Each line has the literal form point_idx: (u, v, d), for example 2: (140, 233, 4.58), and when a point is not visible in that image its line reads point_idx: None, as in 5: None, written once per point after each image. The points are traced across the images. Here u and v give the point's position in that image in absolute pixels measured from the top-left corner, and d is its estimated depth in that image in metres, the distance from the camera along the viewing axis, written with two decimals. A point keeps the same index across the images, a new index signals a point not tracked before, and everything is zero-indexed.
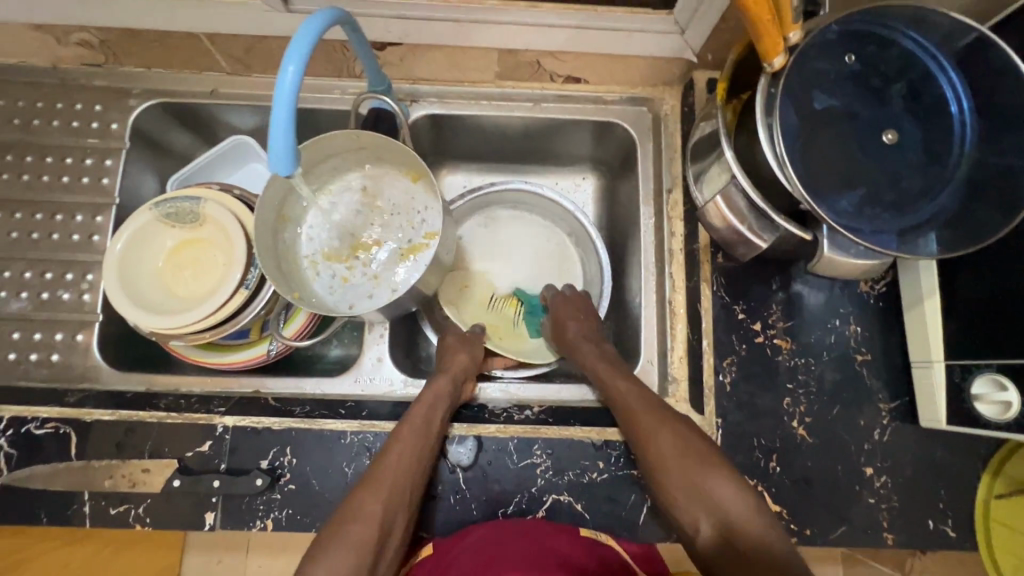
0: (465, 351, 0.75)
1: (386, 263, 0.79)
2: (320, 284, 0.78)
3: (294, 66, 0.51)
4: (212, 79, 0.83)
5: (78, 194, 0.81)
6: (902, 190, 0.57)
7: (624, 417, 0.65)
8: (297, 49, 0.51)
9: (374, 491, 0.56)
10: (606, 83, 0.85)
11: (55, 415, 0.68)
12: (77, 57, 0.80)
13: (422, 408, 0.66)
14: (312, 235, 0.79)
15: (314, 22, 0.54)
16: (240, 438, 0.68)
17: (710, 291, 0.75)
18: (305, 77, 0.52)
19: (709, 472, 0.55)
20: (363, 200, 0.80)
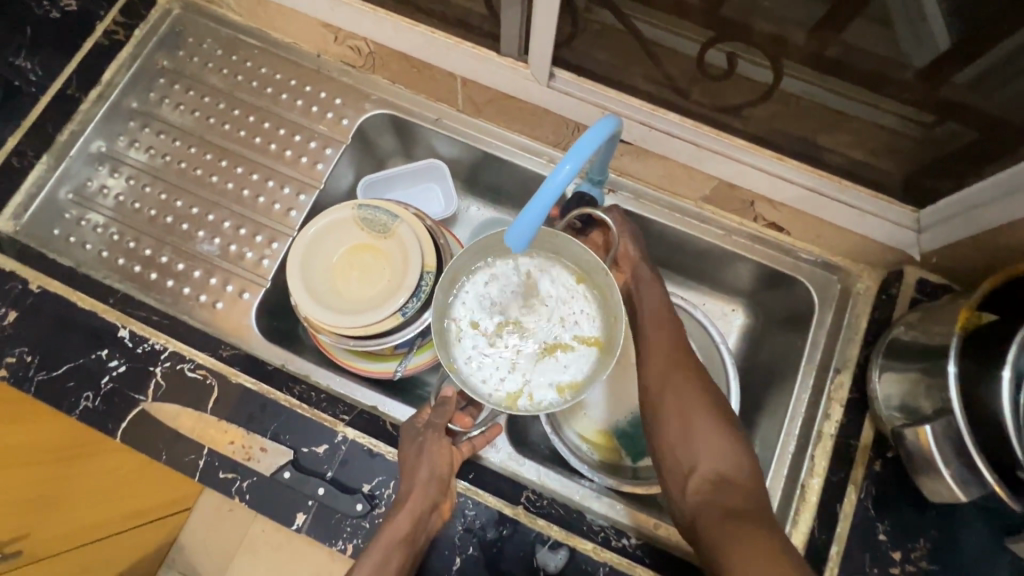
0: (436, 453, 0.65)
1: (530, 355, 0.73)
2: (459, 351, 0.72)
3: (573, 164, 0.54)
4: (441, 110, 0.89)
5: (292, 168, 0.87)
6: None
7: (654, 346, 0.72)
8: (580, 151, 0.54)
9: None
10: (807, 241, 0.82)
11: (209, 363, 0.72)
12: (341, 55, 0.88)
13: (376, 554, 0.58)
14: (465, 299, 0.74)
15: (601, 129, 0.56)
16: (354, 453, 0.69)
17: (856, 496, 0.70)
18: (574, 176, 0.54)
19: (719, 432, 0.65)
20: (524, 283, 0.74)
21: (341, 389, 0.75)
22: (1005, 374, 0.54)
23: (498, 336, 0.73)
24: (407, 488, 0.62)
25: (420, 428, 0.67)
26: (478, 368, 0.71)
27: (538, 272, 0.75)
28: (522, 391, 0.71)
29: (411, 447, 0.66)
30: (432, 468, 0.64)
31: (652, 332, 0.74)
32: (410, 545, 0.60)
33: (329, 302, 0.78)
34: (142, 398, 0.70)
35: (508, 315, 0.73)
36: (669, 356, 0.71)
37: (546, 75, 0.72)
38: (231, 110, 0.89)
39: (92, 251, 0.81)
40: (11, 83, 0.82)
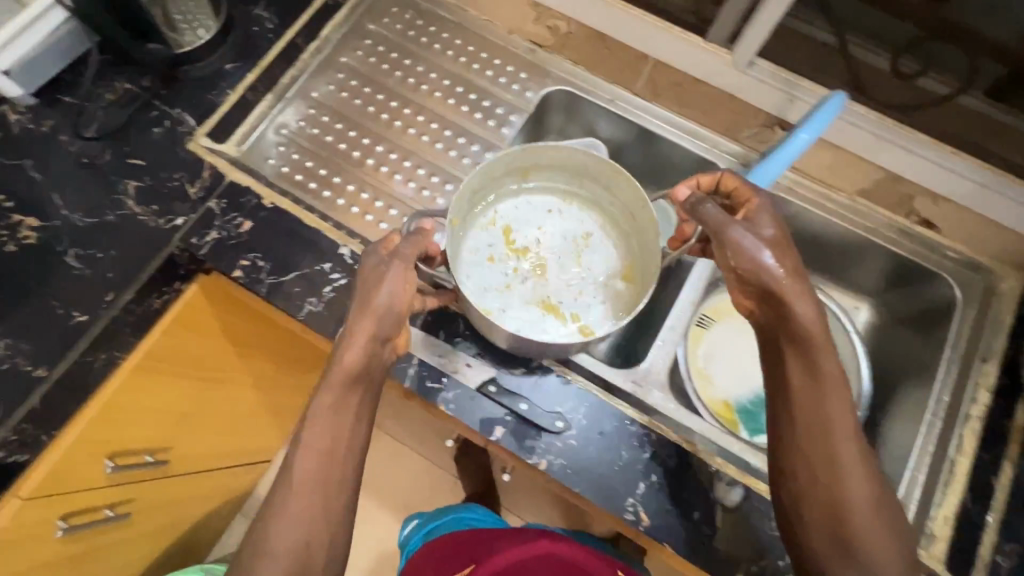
0: (386, 290, 0.63)
1: (519, 279, 0.84)
2: (477, 236, 0.86)
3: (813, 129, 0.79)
4: (614, 91, 0.95)
5: (480, 129, 0.96)
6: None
7: (805, 413, 0.64)
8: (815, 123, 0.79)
9: (290, 504, 0.62)
10: (955, 241, 0.89)
11: (418, 285, 0.80)
12: (534, 34, 0.97)
13: (333, 386, 0.63)
14: (514, 209, 0.88)
15: (834, 104, 0.79)
16: (548, 379, 0.76)
17: (1012, 473, 0.76)
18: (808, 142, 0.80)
19: (841, 463, 0.63)
20: (576, 244, 0.88)
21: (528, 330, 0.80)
22: None
23: (517, 253, 0.86)
24: (357, 326, 0.63)
25: (374, 266, 0.66)
26: (485, 261, 0.85)
27: (576, 241, 0.88)
28: (493, 307, 0.83)
29: (370, 277, 0.64)
30: (389, 302, 0.63)
31: (815, 412, 0.64)
32: (360, 376, 0.64)
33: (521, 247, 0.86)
34: None
35: (528, 247, 0.87)
36: (823, 437, 0.63)
37: (747, 61, 0.81)
38: (427, 73, 0.99)
39: (285, 172, 0.88)
40: (252, 27, 0.93)
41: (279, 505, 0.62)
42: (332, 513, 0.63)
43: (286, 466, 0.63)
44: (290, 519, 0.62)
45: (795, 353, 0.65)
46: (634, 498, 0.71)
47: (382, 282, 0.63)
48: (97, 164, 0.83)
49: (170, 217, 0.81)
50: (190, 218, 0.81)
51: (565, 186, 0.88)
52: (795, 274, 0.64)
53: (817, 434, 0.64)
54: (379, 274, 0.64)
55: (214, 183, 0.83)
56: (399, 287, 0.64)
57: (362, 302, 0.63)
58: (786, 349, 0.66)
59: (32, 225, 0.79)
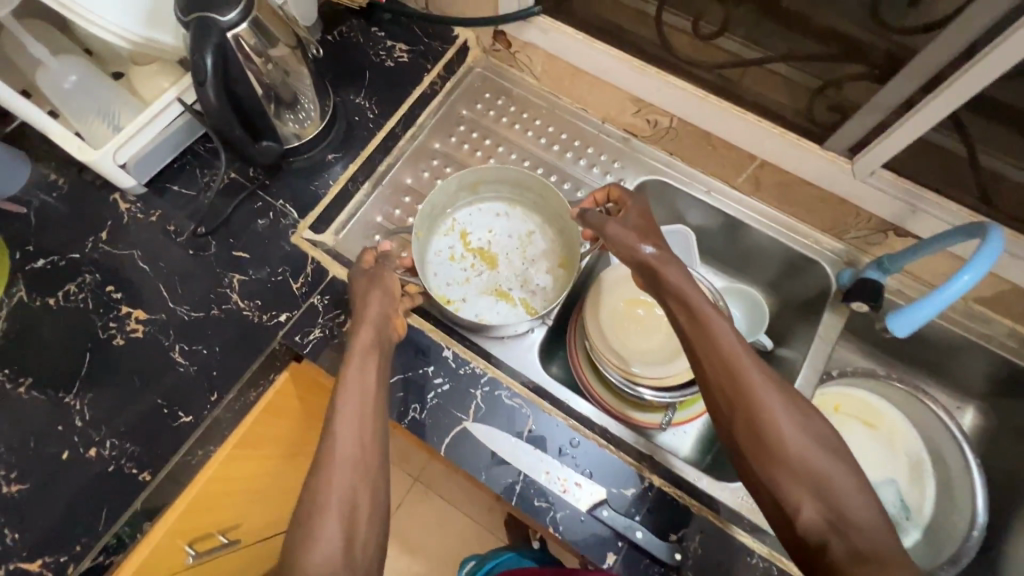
0: (375, 284, 0.74)
1: (463, 275, 0.89)
2: (434, 241, 0.90)
3: (968, 276, 0.68)
4: (710, 182, 0.94)
5: None
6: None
7: (718, 346, 0.65)
8: (977, 267, 0.67)
9: (334, 467, 0.62)
10: None
11: (522, 393, 0.77)
12: (630, 125, 0.97)
13: (356, 358, 0.69)
14: (468, 214, 0.92)
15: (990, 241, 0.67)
16: (661, 501, 0.72)
17: None
18: (971, 284, 0.68)
19: (767, 409, 0.63)
20: (517, 237, 0.91)
21: (643, 447, 0.76)
22: None
23: (469, 252, 0.90)
24: (363, 311, 0.73)
25: (363, 286, 0.75)
26: (443, 263, 0.89)
27: (527, 237, 0.91)
28: (454, 298, 0.87)
29: (361, 280, 0.76)
30: (381, 295, 0.74)
31: (703, 347, 0.66)
32: (369, 352, 0.70)
33: (625, 352, 0.85)
34: (464, 417, 0.75)
35: (486, 247, 0.91)
36: (724, 363, 0.64)
37: (869, 171, 0.77)
38: (521, 160, 0.99)
39: None
40: (353, 117, 0.94)
41: (323, 473, 0.61)
42: (369, 481, 0.63)
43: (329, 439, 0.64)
44: (337, 479, 0.61)
45: (689, 318, 0.67)
46: None
47: (365, 278, 0.75)
48: (204, 256, 0.83)
49: (274, 313, 0.81)
50: (294, 315, 0.81)
51: (494, 184, 0.91)
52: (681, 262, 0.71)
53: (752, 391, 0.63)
54: (367, 280, 0.75)
55: (317, 277, 0.83)
56: (382, 287, 0.75)
57: (357, 293, 0.74)
58: (672, 303, 0.70)
59: (139, 318, 0.80)
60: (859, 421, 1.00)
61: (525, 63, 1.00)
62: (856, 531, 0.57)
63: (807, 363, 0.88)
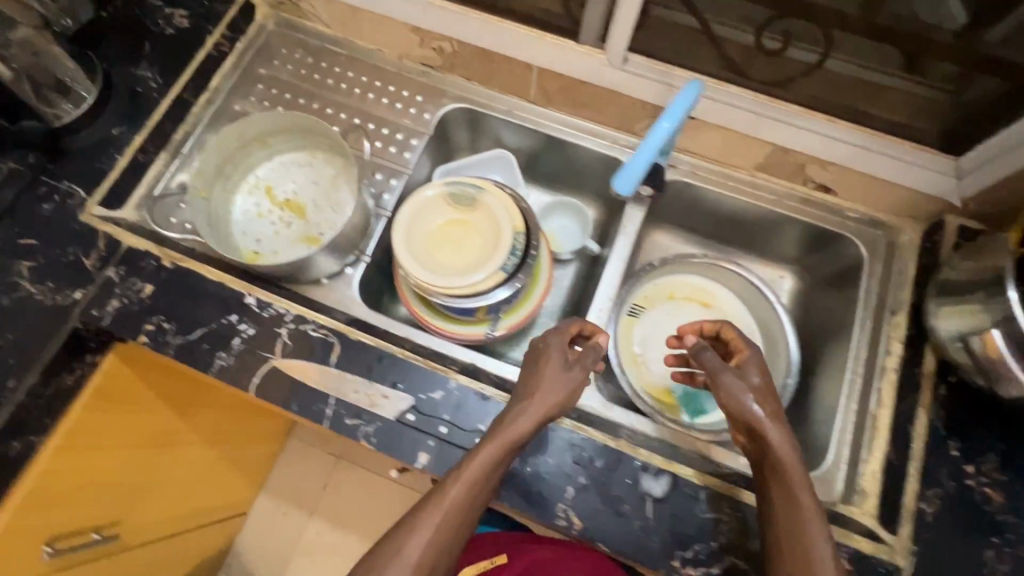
0: (558, 387, 0.71)
1: (272, 228, 0.89)
2: (239, 203, 0.90)
3: (670, 123, 0.76)
4: (512, 101, 0.99)
5: (383, 157, 0.96)
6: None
7: (786, 501, 0.66)
8: (675, 109, 0.75)
9: (415, 528, 0.65)
10: (852, 199, 0.91)
11: (328, 324, 0.79)
12: (423, 57, 0.99)
13: (485, 447, 0.67)
14: (269, 172, 0.92)
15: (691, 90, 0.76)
16: (467, 397, 0.76)
17: (927, 418, 0.76)
18: (672, 128, 0.75)
19: (808, 555, 0.63)
20: (321, 183, 0.91)
21: (461, 359, 0.82)
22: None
23: (275, 206, 0.90)
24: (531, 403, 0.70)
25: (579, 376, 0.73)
26: (251, 221, 0.89)
27: (331, 180, 0.91)
28: (265, 251, 0.87)
29: (560, 379, 0.72)
30: (550, 380, 0.72)
31: (780, 504, 0.66)
32: (505, 451, 0.67)
33: (437, 269, 0.86)
34: (271, 356, 0.77)
35: (292, 198, 0.91)
36: (789, 512, 0.65)
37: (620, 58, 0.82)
38: (324, 108, 0.99)
39: (178, 226, 0.86)
40: (136, 89, 0.92)
41: (405, 527, 0.65)
42: (445, 548, 0.65)
43: (424, 511, 0.66)
44: (419, 544, 0.64)
45: (776, 484, 0.67)
46: (563, 502, 0.71)
47: (550, 368, 0.72)
48: None
49: (68, 292, 0.80)
50: (89, 290, 0.80)
51: (287, 137, 0.91)
52: (776, 419, 0.70)
53: (802, 540, 0.64)
54: (557, 378, 0.72)
55: (111, 251, 0.82)
56: (571, 389, 0.72)
57: (530, 383, 0.72)
58: (765, 478, 0.68)
59: None
60: (693, 305, 1.07)
61: (312, 12, 1.00)
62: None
63: (612, 254, 0.94)
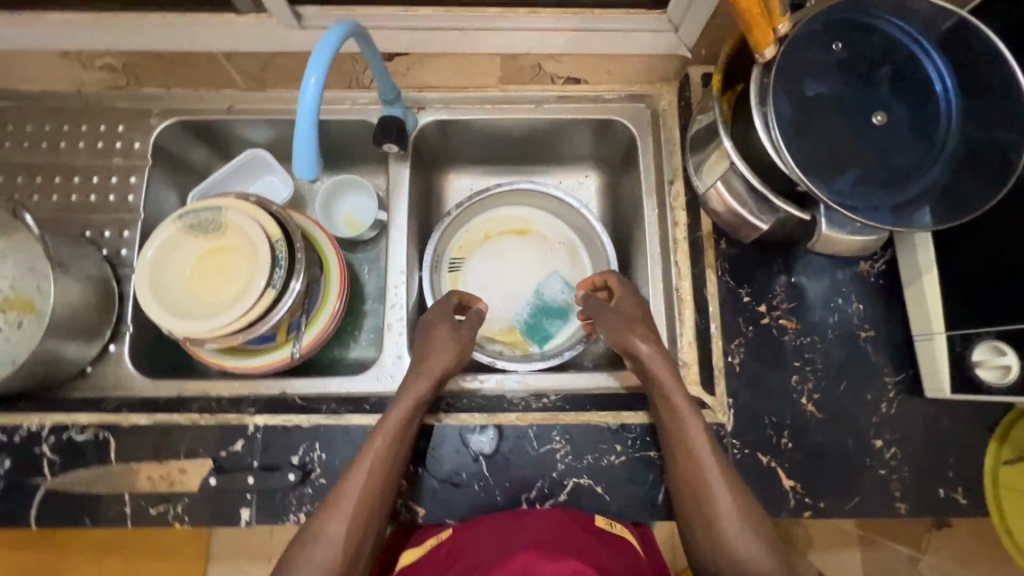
0: (443, 345, 0.74)
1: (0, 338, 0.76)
2: None
3: (315, 76, 0.58)
4: (229, 96, 0.87)
5: (105, 210, 0.84)
6: (884, 187, 0.60)
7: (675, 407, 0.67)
8: (319, 60, 0.58)
9: (339, 507, 0.61)
10: (604, 82, 0.87)
11: (95, 421, 0.71)
12: (101, 80, 0.84)
13: (399, 407, 0.68)
14: None
15: (336, 33, 0.60)
16: (271, 436, 0.71)
17: (715, 276, 0.78)
18: (323, 86, 0.58)
19: (690, 435, 0.65)
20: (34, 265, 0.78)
21: (275, 390, 0.80)
22: (755, 112, 0.60)
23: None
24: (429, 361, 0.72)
25: (439, 328, 0.76)
26: None
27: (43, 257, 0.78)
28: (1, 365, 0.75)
29: (450, 343, 0.75)
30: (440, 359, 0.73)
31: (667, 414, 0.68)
32: (416, 407, 0.68)
33: (201, 312, 0.77)
34: (42, 479, 0.69)
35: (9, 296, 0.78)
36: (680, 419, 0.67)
37: (292, 18, 0.71)
38: (13, 179, 0.84)
39: None
40: None
41: (326, 512, 0.62)
42: (372, 516, 0.62)
43: (333, 495, 0.63)
44: (342, 521, 0.61)
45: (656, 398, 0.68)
46: (402, 497, 0.70)
47: (437, 331, 0.76)
48: None
49: None
50: None
51: None
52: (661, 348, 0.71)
53: (699, 429, 0.65)
54: (445, 340, 0.75)
55: None
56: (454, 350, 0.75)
57: (420, 363, 0.72)
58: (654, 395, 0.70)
59: None
60: (511, 235, 1.04)
61: None
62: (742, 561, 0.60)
63: (394, 226, 0.87)
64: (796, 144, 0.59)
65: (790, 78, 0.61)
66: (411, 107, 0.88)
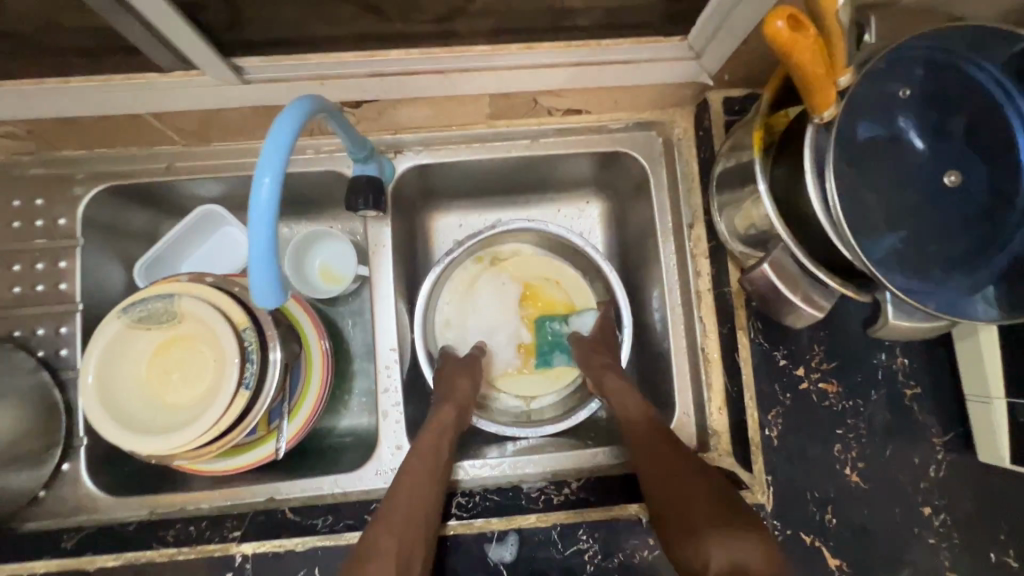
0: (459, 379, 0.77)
1: None
2: None
3: (270, 176, 0.46)
4: (166, 154, 0.73)
5: (34, 304, 0.71)
6: (957, 263, 0.52)
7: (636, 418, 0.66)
8: (274, 153, 0.46)
9: (391, 521, 0.56)
10: (609, 111, 0.75)
11: (54, 568, 0.61)
12: (5, 148, 0.69)
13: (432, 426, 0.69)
14: None
15: (293, 116, 0.48)
16: (262, 566, 0.62)
17: (748, 338, 0.69)
18: (281, 189, 0.47)
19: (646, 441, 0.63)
20: None
21: (261, 497, 0.71)
22: (809, 169, 0.50)
23: None
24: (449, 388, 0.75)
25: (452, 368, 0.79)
26: None
27: None
28: None
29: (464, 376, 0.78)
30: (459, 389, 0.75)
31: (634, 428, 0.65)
32: (447, 430, 0.69)
33: (164, 425, 0.67)
34: None
35: None
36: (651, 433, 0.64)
37: (231, 73, 0.58)
38: None
39: None
40: None
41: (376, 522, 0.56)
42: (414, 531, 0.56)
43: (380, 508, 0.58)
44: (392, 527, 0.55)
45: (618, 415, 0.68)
46: None
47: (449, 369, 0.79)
48: None
49: None
50: None
51: None
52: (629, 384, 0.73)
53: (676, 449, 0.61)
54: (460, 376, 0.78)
55: None
56: (473, 380, 0.79)
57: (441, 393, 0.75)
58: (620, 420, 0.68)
59: None
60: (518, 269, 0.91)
61: None
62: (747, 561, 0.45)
63: (379, 292, 0.76)
64: (859, 225, 0.50)
65: (850, 142, 0.51)
66: (386, 153, 0.75)
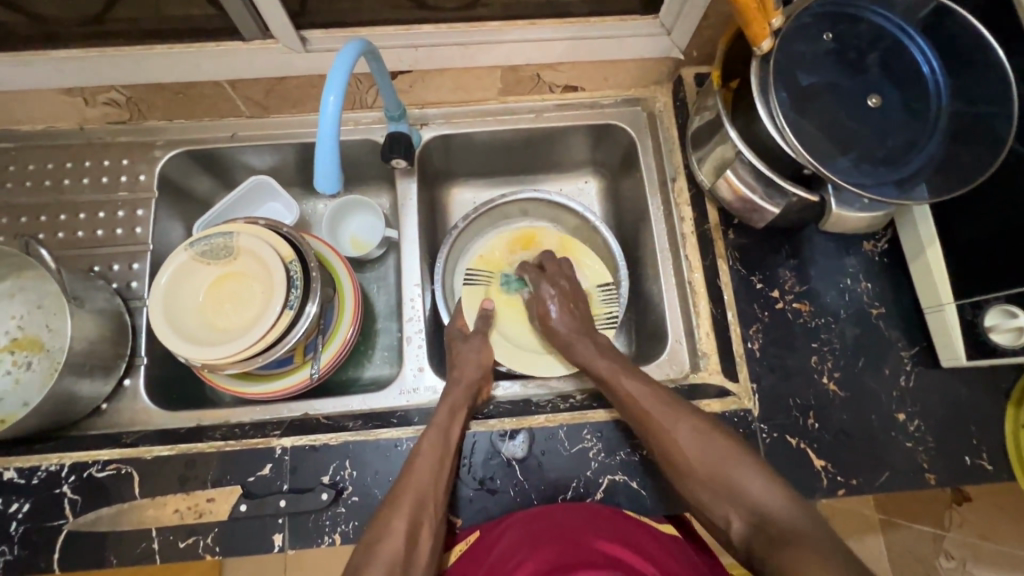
0: (472, 358, 0.79)
1: (13, 379, 0.74)
2: None
3: (336, 95, 0.59)
4: (232, 124, 0.87)
5: (113, 245, 0.83)
6: (887, 165, 0.62)
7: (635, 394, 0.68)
8: (336, 79, 0.59)
9: (399, 506, 0.62)
10: (600, 89, 0.90)
11: (115, 456, 0.69)
12: (104, 116, 0.84)
13: (445, 412, 0.71)
14: None
15: (349, 54, 0.61)
16: (300, 456, 0.70)
17: (727, 266, 0.80)
18: (342, 105, 0.59)
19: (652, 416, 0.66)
20: (49, 305, 0.76)
21: (297, 411, 0.81)
22: (754, 88, 0.63)
23: (9, 352, 0.75)
24: (458, 371, 0.77)
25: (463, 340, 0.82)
26: None
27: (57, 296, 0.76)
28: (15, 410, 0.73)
29: (468, 345, 0.81)
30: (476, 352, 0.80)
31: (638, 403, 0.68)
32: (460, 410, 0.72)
33: (218, 339, 0.76)
34: (64, 521, 0.67)
35: (22, 335, 0.75)
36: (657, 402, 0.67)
37: (298, 41, 0.73)
38: (16, 219, 0.83)
39: None
40: None
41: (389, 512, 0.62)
42: (422, 517, 0.62)
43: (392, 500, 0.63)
44: (403, 516, 0.60)
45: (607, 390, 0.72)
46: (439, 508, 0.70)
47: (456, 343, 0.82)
48: None
49: None
50: None
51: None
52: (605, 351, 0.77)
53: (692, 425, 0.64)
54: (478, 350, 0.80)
55: None
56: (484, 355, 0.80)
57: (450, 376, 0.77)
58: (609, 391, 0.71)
59: None
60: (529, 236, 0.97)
61: None
62: (782, 527, 0.54)
63: (405, 238, 0.89)
64: (801, 130, 0.61)
65: (789, 67, 0.63)
66: (414, 125, 0.89)
